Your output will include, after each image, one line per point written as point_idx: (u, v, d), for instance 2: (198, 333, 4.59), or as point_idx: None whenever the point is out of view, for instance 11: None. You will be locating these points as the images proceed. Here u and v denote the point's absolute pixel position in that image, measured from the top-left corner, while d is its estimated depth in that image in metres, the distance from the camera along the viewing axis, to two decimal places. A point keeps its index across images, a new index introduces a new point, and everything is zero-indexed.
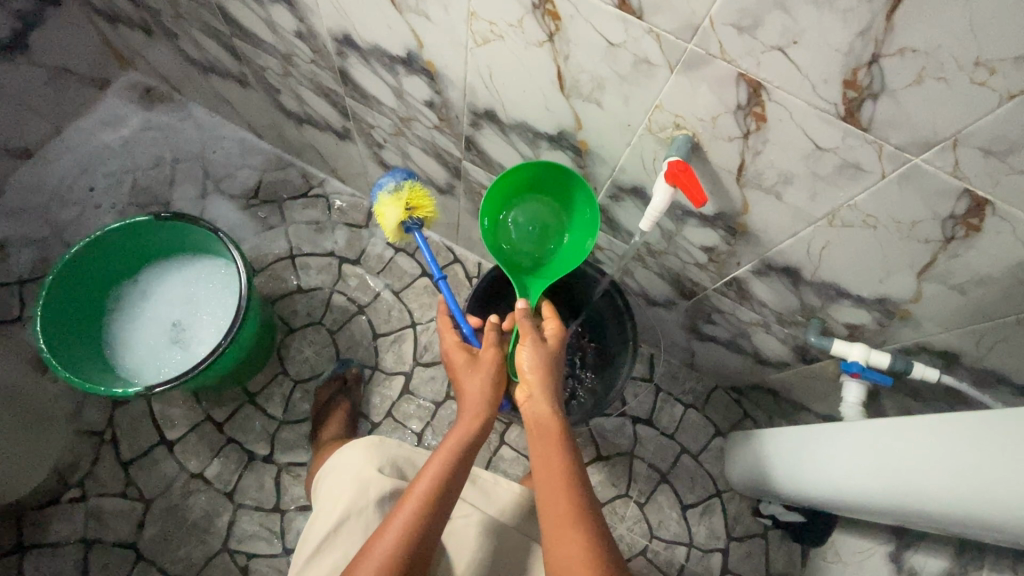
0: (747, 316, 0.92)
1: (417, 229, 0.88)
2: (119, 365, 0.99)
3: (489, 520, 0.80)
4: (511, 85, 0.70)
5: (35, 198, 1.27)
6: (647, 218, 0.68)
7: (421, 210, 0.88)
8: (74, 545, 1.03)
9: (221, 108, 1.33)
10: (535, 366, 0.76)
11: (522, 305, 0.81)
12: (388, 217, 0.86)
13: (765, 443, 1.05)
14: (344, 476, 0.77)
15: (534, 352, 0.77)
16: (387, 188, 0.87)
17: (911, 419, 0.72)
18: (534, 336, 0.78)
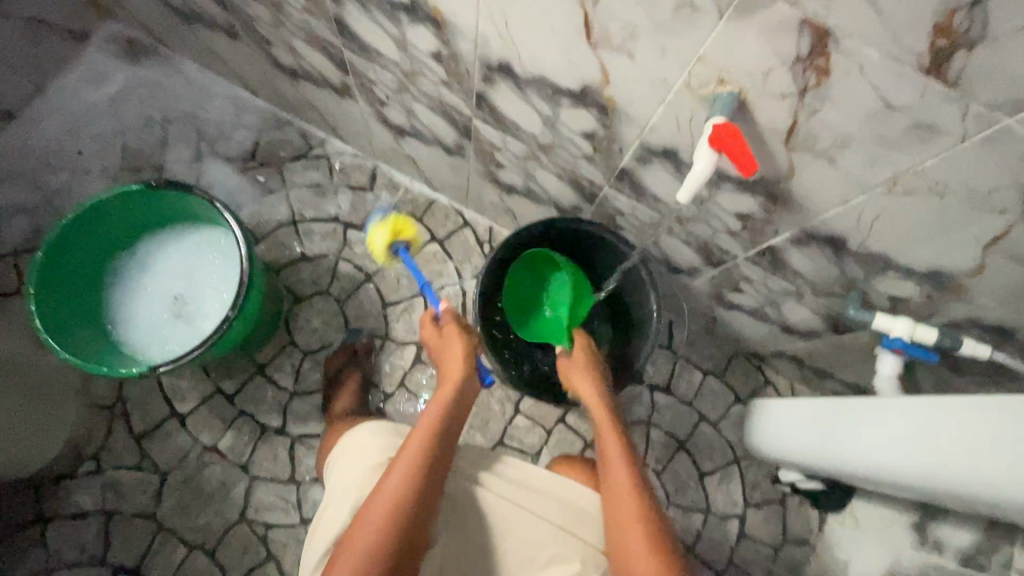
0: (778, 285, 0.86)
1: (404, 250, 0.98)
2: (121, 340, 0.96)
3: (514, 510, 0.73)
4: (529, 34, 0.62)
5: (22, 163, 1.21)
6: (686, 190, 0.62)
7: (406, 233, 0.97)
8: (95, 516, 1.03)
9: (210, 62, 1.24)
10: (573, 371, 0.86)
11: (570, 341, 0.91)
12: (376, 241, 0.96)
13: (782, 410, 1.04)
14: (354, 465, 0.74)
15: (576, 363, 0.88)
16: (376, 218, 0.98)
17: (948, 400, 0.69)
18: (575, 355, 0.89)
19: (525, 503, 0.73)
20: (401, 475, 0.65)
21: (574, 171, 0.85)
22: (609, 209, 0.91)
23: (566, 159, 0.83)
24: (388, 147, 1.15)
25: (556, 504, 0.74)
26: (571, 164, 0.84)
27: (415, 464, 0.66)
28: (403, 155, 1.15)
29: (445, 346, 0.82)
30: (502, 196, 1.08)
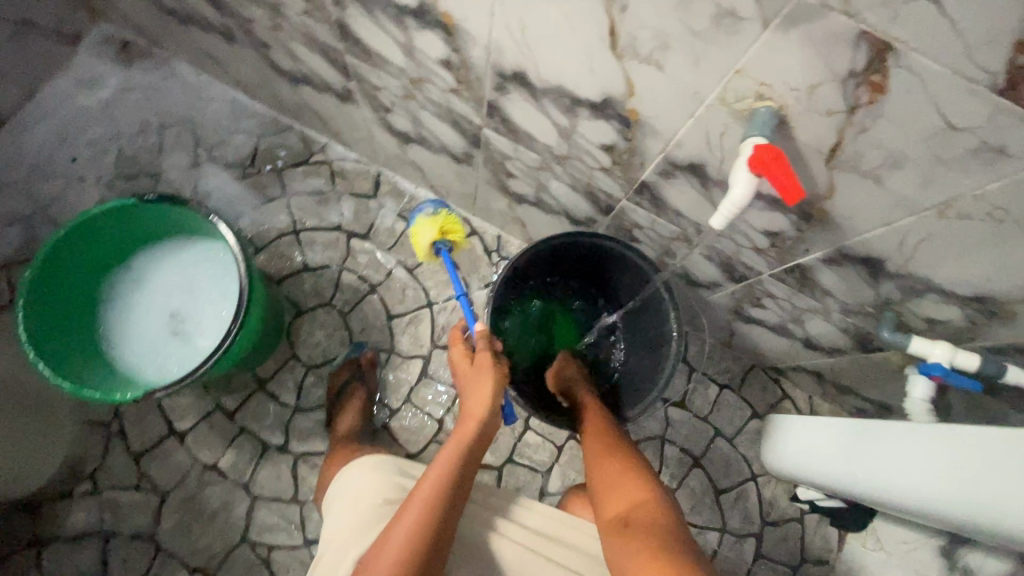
0: (805, 302, 0.82)
1: (446, 251, 0.96)
2: (116, 359, 0.92)
3: (523, 548, 0.69)
4: (547, 42, 0.58)
5: (14, 171, 1.17)
6: (721, 215, 0.58)
7: (452, 235, 0.95)
8: (93, 538, 1.00)
9: (207, 64, 1.19)
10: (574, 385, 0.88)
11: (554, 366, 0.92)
12: (422, 236, 0.94)
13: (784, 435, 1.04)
14: (348, 509, 0.70)
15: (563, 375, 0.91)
16: (426, 212, 0.95)
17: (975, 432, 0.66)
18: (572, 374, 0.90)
19: (535, 543, 0.70)
20: (411, 518, 0.60)
21: (590, 183, 0.81)
22: (626, 222, 0.86)
23: (582, 171, 0.79)
24: (392, 153, 1.11)
25: (566, 547, 0.71)
26: (587, 176, 0.79)
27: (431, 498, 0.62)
28: (408, 161, 1.10)
29: (473, 376, 0.75)
30: (511, 205, 1.04)
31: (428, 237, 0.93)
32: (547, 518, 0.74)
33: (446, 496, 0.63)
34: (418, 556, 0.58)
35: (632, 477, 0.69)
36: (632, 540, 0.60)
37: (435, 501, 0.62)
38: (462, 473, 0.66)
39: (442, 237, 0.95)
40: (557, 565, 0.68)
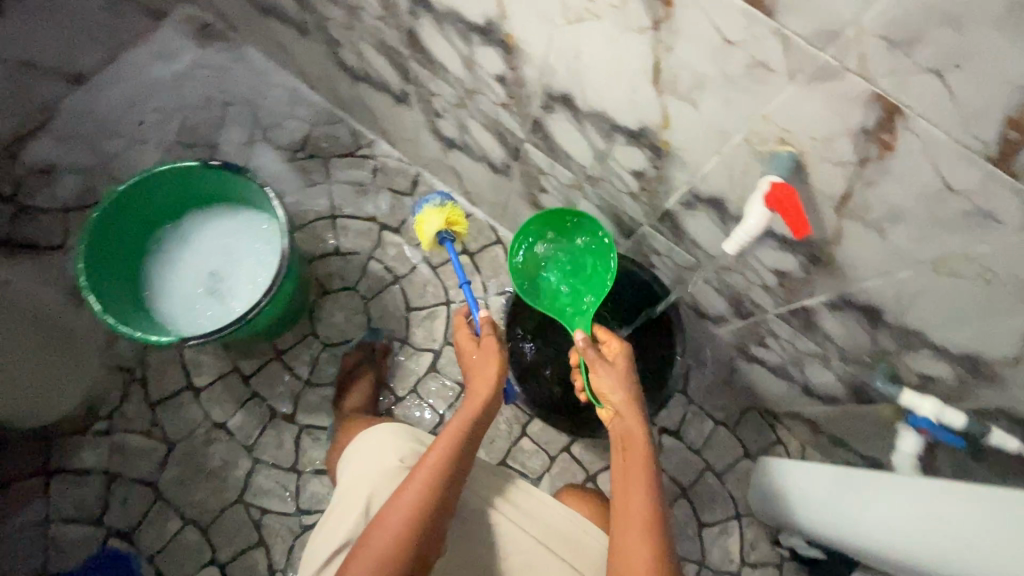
0: (806, 346, 0.86)
1: (449, 241, 1.00)
2: (154, 309, 0.98)
3: (517, 532, 0.74)
4: (597, 72, 0.64)
5: (84, 125, 1.24)
6: (734, 241, 0.63)
7: (456, 226, 1.00)
8: (99, 476, 1.04)
9: (276, 53, 1.28)
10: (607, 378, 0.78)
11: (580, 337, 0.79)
12: (428, 224, 0.99)
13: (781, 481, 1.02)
14: (363, 467, 0.75)
15: (605, 369, 0.79)
16: (433, 202, 1.00)
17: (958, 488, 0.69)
18: (601, 363, 0.79)
19: (527, 527, 0.75)
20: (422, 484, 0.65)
21: (616, 205, 0.87)
22: (645, 247, 0.92)
23: (610, 193, 0.85)
24: (434, 157, 1.18)
25: (558, 536, 0.75)
26: (614, 198, 0.85)
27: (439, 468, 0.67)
28: (448, 166, 1.17)
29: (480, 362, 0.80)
30: None
31: (435, 229, 0.98)
32: (545, 505, 0.77)
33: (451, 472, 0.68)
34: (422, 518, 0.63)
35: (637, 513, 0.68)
36: None
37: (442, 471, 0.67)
38: (467, 450, 0.71)
39: (446, 228, 1.00)
40: (546, 552, 0.73)
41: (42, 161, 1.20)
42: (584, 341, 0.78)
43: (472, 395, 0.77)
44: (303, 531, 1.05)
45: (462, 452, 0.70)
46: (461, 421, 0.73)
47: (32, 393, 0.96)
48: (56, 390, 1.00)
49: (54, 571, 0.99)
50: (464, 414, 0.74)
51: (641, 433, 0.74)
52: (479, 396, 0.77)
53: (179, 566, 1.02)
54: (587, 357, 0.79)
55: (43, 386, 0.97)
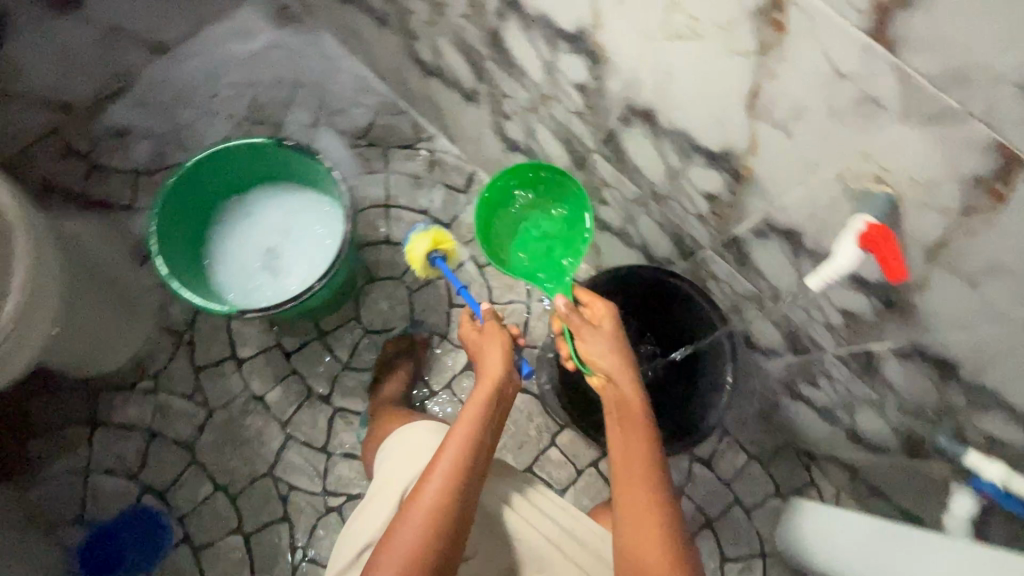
0: (862, 391, 0.83)
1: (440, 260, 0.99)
2: (211, 277, 1.01)
3: (530, 531, 0.80)
4: (686, 91, 0.63)
5: (161, 93, 1.28)
6: (818, 278, 0.62)
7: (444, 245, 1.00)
8: (141, 432, 1.07)
9: (349, 40, 1.30)
10: (594, 345, 0.80)
11: (563, 303, 0.81)
12: (417, 246, 0.97)
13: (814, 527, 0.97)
14: (399, 463, 0.79)
15: (592, 337, 0.81)
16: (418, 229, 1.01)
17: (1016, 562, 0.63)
18: (586, 328, 0.81)
19: (540, 526, 0.80)
20: (442, 480, 0.69)
21: (680, 225, 0.85)
22: (703, 271, 0.91)
23: (676, 212, 0.83)
24: (494, 158, 1.18)
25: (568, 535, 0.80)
26: (679, 218, 0.84)
27: (457, 462, 0.71)
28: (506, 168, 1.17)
29: (489, 350, 0.84)
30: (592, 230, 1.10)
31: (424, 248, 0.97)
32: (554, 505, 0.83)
33: (467, 465, 0.71)
34: (445, 513, 0.67)
35: (639, 487, 0.72)
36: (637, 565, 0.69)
37: (460, 466, 0.70)
38: (482, 442, 0.74)
39: (438, 251, 0.99)
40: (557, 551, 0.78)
41: (119, 124, 1.25)
42: (566, 306, 0.80)
43: (484, 383, 0.80)
44: (327, 512, 1.07)
45: (477, 446, 0.73)
46: (479, 409, 0.76)
47: (91, 346, 0.99)
48: (112, 344, 1.03)
49: (90, 519, 1.02)
50: (475, 404, 0.77)
51: (635, 400, 0.77)
52: (490, 382, 0.80)
53: (206, 530, 1.04)
54: (572, 324, 0.81)
55: (102, 339, 1.00)
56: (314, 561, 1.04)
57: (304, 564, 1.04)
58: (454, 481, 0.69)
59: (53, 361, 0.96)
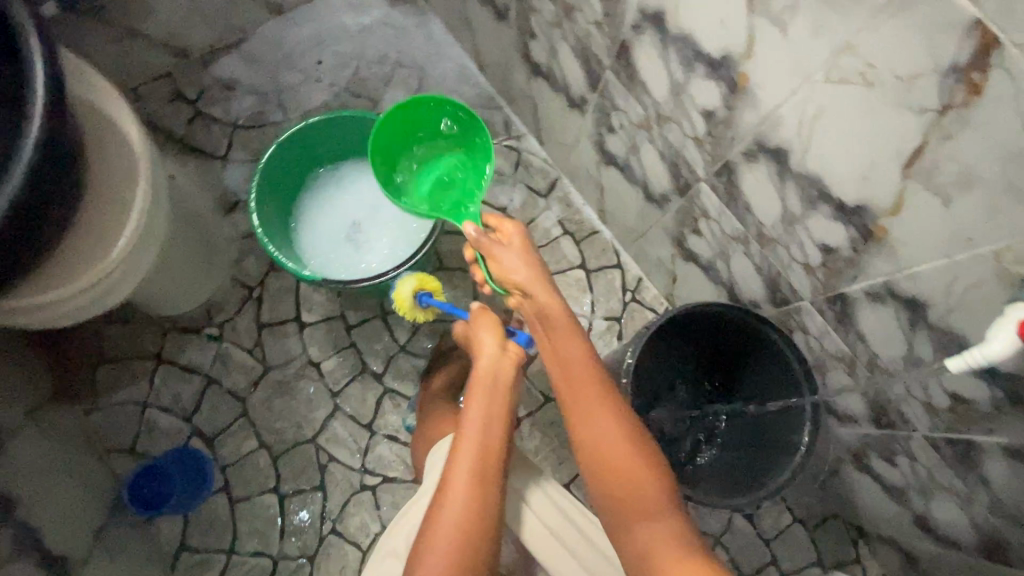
0: (947, 479, 0.79)
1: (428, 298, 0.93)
2: (296, 239, 1.03)
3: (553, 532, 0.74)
4: (833, 137, 0.60)
5: (270, 53, 1.31)
6: (961, 361, 0.55)
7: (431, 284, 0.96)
8: (200, 376, 1.10)
9: (457, 28, 1.30)
10: (505, 261, 0.76)
11: (472, 230, 0.78)
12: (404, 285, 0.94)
13: None
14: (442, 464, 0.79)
15: (495, 252, 0.77)
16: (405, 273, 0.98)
17: None
18: (496, 247, 0.77)
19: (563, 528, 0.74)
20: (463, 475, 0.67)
21: (780, 270, 0.82)
22: (792, 322, 0.87)
23: (780, 257, 0.80)
24: (584, 168, 1.16)
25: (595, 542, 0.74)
26: (781, 264, 0.81)
27: (473, 454, 0.69)
28: (595, 181, 1.15)
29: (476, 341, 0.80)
30: (674, 258, 1.07)
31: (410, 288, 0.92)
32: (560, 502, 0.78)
33: (482, 452, 0.69)
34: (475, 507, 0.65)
35: (602, 407, 0.69)
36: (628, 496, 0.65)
37: (477, 455, 0.69)
38: (490, 428, 0.71)
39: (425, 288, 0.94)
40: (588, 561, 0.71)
41: (226, 77, 1.28)
42: (474, 231, 0.77)
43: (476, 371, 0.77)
44: (362, 489, 1.07)
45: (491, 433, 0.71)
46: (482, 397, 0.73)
47: (171, 288, 1.02)
48: (188, 289, 1.06)
49: (142, 451, 1.06)
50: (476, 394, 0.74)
51: (553, 305, 0.73)
52: (478, 364, 0.76)
53: (245, 484, 1.06)
54: (483, 248, 0.77)
55: (181, 282, 1.04)
56: (342, 535, 1.05)
57: (332, 537, 1.05)
58: (475, 473, 0.67)
59: (135, 295, 0.99)
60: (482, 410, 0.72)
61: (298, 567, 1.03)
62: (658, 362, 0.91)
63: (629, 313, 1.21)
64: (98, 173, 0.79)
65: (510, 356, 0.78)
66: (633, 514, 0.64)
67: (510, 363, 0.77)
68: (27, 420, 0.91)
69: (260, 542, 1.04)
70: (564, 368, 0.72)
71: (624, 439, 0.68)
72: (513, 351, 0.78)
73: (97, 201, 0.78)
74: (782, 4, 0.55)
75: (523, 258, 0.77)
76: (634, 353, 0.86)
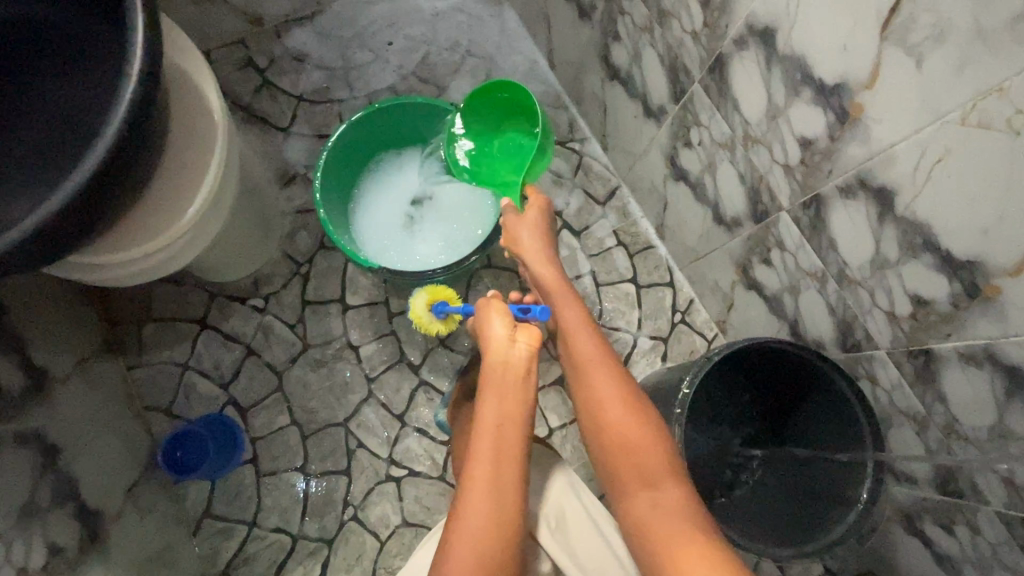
0: (1014, 561, 0.73)
1: (440, 309, 0.92)
2: (353, 221, 1.03)
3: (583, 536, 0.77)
4: (954, 187, 0.55)
5: (342, 29, 1.30)
6: None
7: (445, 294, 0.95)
8: (241, 347, 1.10)
9: (533, 22, 1.26)
10: (524, 231, 0.86)
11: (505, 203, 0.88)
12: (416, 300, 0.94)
13: None
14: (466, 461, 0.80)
15: (520, 227, 0.86)
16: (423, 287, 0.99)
17: None
18: (516, 218, 0.87)
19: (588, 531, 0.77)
20: (486, 477, 0.65)
21: (857, 316, 0.77)
22: (861, 369, 0.82)
23: (860, 302, 0.75)
24: (649, 180, 1.12)
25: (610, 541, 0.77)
26: (860, 308, 0.76)
27: (495, 455, 0.66)
28: (660, 195, 1.11)
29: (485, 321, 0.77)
30: (736, 285, 1.02)
31: (424, 301, 0.93)
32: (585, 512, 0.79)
33: (505, 453, 0.66)
34: (500, 511, 0.63)
35: (613, 379, 0.73)
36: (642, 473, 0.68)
37: (502, 459, 0.66)
38: (511, 425, 0.67)
39: (439, 299, 0.94)
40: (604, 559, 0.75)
41: (297, 50, 1.28)
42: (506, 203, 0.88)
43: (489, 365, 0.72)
44: (386, 480, 1.06)
45: (513, 432, 0.67)
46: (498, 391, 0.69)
47: (225, 256, 1.03)
48: (240, 258, 1.07)
49: (178, 413, 1.07)
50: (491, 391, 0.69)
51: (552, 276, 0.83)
52: (489, 352, 0.72)
53: (273, 459, 1.06)
54: (507, 219, 0.87)
55: (234, 252, 1.04)
56: (362, 523, 1.04)
57: (352, 523, 1.04)
58: (498, 475, 0.65)
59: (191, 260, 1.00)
60: (503, 405, 0.68)
61: (315, 549, 1.03)
62: (709, 390, 0.88)
63: (676, 335, 1.17)
64: (175, 137, 0.78)
65: (522, 348, 0.71)
66: (632, 480, 0.68)
67: (523, 354, 0.71)
68: (75, 371, 0.92)
69: (281, 519, 1.04)
70: (576, 339, 0.77)
71: (634, 410, 0.71)
72: (525, 343, 0.72)
73: (173, 165, 0.78)
74: (924, 35, 0.51)
75: (539, 230, 0.86)
76: (691, 384, 0.83)
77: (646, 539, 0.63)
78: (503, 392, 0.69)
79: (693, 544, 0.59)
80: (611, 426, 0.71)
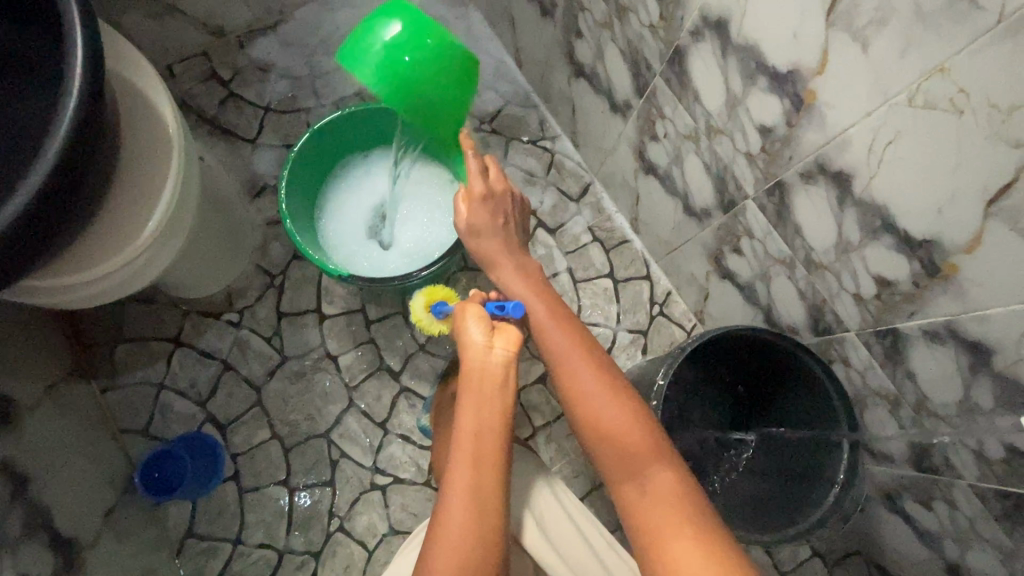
0: (988, 530, 0.74)
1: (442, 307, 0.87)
2: (321, 230, 1.02)
3: (569, 532, 0.77)
4: (908, 167, 0.56)
5: (307, 37, 1.28)
6: None
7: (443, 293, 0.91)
8: (217, 362, 1.09)
9: (498, 22, 1.26)
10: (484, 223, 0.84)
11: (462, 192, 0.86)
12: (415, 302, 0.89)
13: None
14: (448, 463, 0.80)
15: (475, 216, 0.84)
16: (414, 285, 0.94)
17: None
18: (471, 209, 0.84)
19: (571, 525, 0.78)
20: (465, 482, 0.64)
21: (826, 299, 0.78)
22: (834, 352, 0.83)
23: (828, 285, 0.76)
24: (620, 175, 1.12)
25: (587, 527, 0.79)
26: (828, 292, 0.76)
27: (474, 458, 0.65)
28: (631, 189, 1.11)
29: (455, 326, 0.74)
30: (709, 275, 1.03)
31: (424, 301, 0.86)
32: (568, 510, 0.79)
33: (485, 456, 0.65)
34: (481, 511, 0.63)
35: (587, 369, 0.73)
36: (624, 458, 0.68)
37: (482, 462, 0.65)
38: (489, 429, 0.66)
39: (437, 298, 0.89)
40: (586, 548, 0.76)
41: (261, 60, 1.26)
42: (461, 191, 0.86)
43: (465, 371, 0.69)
44: (371, 488, 1.05)
45: (492, 436, 0.66)
46: (475, 397, 0.67)
47: (194, 273, 1.01)
48: (211, 274, 1.05)
49: (155, 433, 1.05)
50: (467, 396, 0.67)
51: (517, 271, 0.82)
52: (466, 358, 0.69)
53: (255, 474, 1.05)
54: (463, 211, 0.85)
55: (204, 269, 1.02)
56: (348, 533, 1.03)
57: (338, 534, 1.03)
58: (477, 477, 0.65)
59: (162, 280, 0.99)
60: (482, 411, 0.67)
61: (301, 563, 1.01)
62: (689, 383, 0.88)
63: (655, 327, 1.18)
64: (129, 154, 0.77)
65: (499, 353, 0.69)
66: (614, 465, 0.68)
67: (500, 359, 0.69)
68: (44, 397, 0.90)
69: (265, 534, 1.02)
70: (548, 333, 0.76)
71: (611, 397, 0.71)
72: (502, 348, 0.69)
73: (128, 183, 0.76)
74: (868, 19, 0.51)
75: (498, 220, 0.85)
76: (666, 376, 0.84)
77: (635, 524, 0.64)
78: (480, 397, 0.67)
79: (676, 528, 0.61)
80: (589, 417, 0.70)
